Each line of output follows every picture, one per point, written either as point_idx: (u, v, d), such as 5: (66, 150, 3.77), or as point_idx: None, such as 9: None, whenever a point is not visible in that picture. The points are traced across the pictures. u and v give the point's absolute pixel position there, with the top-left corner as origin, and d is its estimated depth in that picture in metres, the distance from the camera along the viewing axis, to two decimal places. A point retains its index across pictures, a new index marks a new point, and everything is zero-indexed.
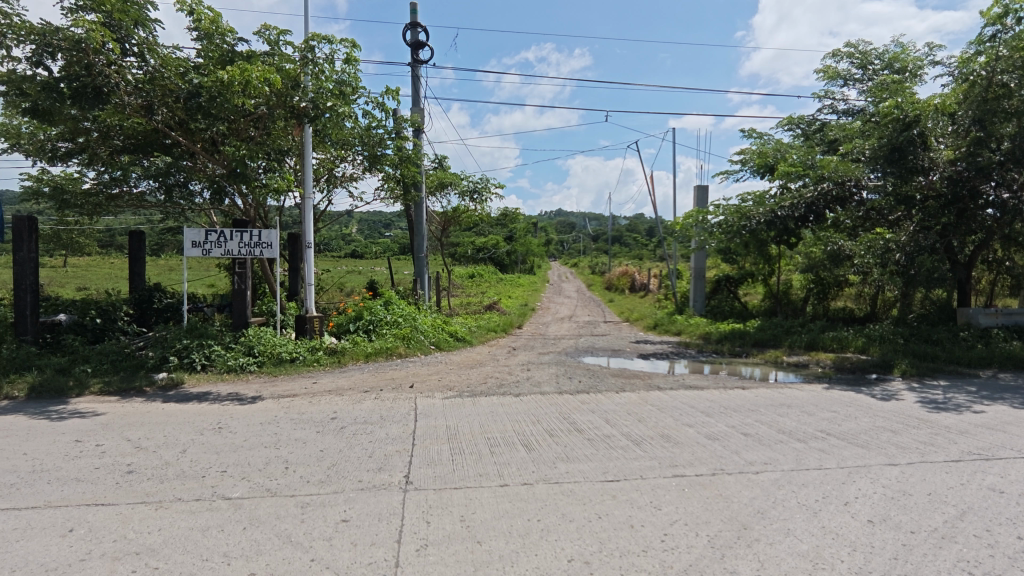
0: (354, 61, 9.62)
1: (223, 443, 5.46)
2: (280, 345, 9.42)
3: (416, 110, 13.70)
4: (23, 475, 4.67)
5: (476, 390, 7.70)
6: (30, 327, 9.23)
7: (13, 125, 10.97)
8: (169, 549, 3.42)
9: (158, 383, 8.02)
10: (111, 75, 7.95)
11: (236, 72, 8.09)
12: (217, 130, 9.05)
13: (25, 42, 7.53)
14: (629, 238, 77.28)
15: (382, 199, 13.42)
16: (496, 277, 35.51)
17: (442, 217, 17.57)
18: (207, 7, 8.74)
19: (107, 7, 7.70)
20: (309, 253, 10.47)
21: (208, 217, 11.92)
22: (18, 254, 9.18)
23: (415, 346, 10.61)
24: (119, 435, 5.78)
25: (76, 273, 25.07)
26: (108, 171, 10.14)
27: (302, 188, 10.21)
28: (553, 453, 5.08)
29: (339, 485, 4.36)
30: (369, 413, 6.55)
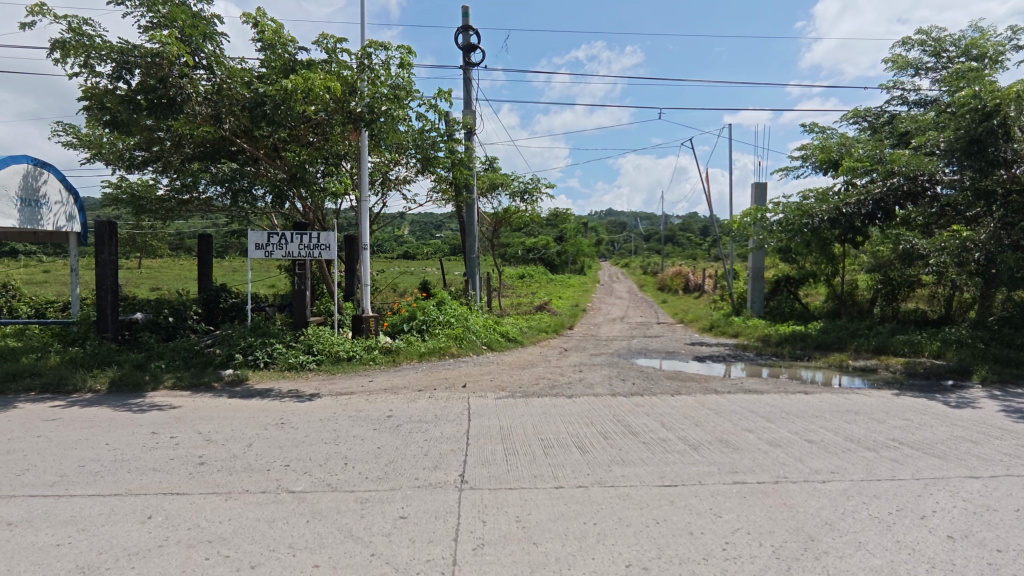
0: (409, 65, 9.80)
1: (286, 438, 5.67)
2: (338, 344, 9.71)
3: (468, 112, 13.85)
4: (106, 463, 4.99)
5: (528, 391, 7.71)
6: (111, 325, 9.89)
7: (95, 136, 11.73)
8: (238, 538, 3.57)
9: (225, 379, 8.42)
10: (184, 86, 8.38)
11: (299, 81, 8.42)
12: (279, 136, 9.43)
13: (107, 60, 8.03)
14: (682, 237, 75.65)
15: (435, 200, 13.61)
16: (546, 278, 35.53)
17: (493, 218, 17.68)
18: (270, 19, 9.11)
19: (180, 23, 8.14)
20: (365, 255, 10.75)
21: (270, 221, 12.44)
22: (100, 257, 9.81)
23: (467, 346, 10.72)
24: (191, 427, 6.10)
25: (150, 275, 26.79)
26: (178, 178, 10.70)
27: (359, 190, 10.50)
28: (607, 456, 5.02)
29: (396, 482, 4.45)
30: (423, 412, 6.67)
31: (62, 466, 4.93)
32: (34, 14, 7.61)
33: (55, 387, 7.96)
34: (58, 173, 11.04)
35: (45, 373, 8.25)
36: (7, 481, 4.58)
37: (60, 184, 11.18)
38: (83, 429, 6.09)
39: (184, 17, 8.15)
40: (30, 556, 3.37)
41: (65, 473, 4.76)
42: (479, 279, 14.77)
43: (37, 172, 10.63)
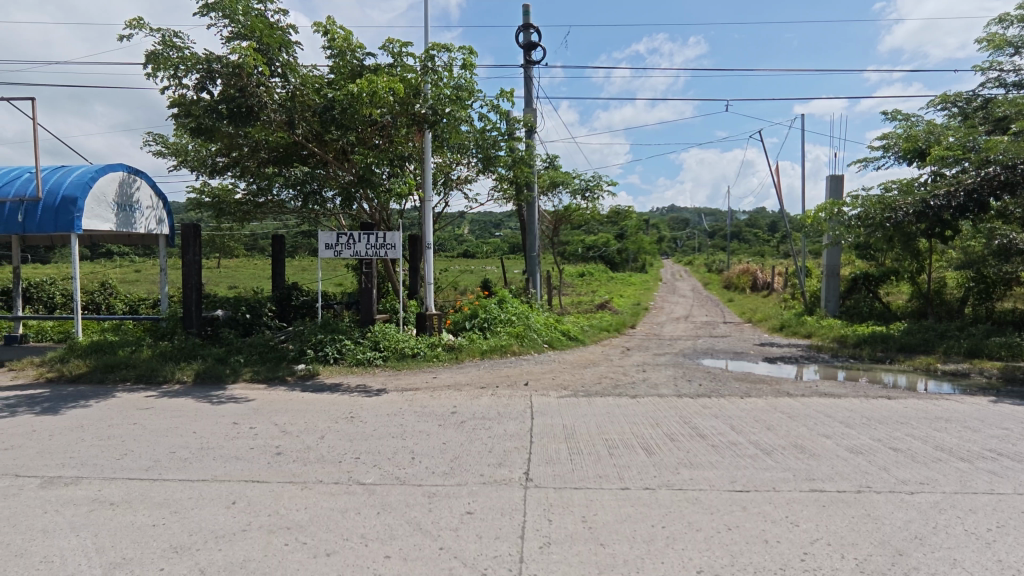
0: (471, 66, 9.92)
1: (356, 432, 5.86)
2: (403, 341, 9.96)
3: (529, 111, 13.88)
4: (193, 451, 5.33)
5: (591, 390, 7.64)
6: (195, 321, 10.56)
7: (180, 144, 12.50)
8: (314, 526, 3.73)
9: (298, 374, 8.81)
10: (261, 94, 8.82)
11: (364, 85, 8.70)
12: (347, 139, 9.76)
13: (193, 71, 8.55)
14: (749, 233, 72.89)
15: (496, 199, 13.68)
16: (607, 276, 35.07)
17: (553, 216, 17.61)
18: (339, 26, 9.42)
19: (258, 34, 8.56)
20: (429, 254, 10.95)
21: (338, 222, 12.88)
22: (186, 257, 10.50)
23: (528, 344, 10.74)
24: (268, 419, 6.43)
25: (227, 274, 28.24)
26: (254, 182, 11.25)
27: (423, 191, 10.73)
28: (675, 458, 4.91)
29: (462, 478, 4.52)
30: (487, 409, 6.73)
31: (155, 452, 5.30)
32: (132, 29, 8.20)
33: (147, 378, 8.58)
34: (149, 180, 11.87)
35: (139, 365, 8.90)
36: (109, 465, 4.97)
37: (150, 190, 12.00)
38: (172, 418, 6.53)
39: (262, 27, 8.55)
40: (130, 535, 3.64)
41: (158, 459, 5.12)
42: (539, 277, 14.77)
43: (131, 179, 11.47)
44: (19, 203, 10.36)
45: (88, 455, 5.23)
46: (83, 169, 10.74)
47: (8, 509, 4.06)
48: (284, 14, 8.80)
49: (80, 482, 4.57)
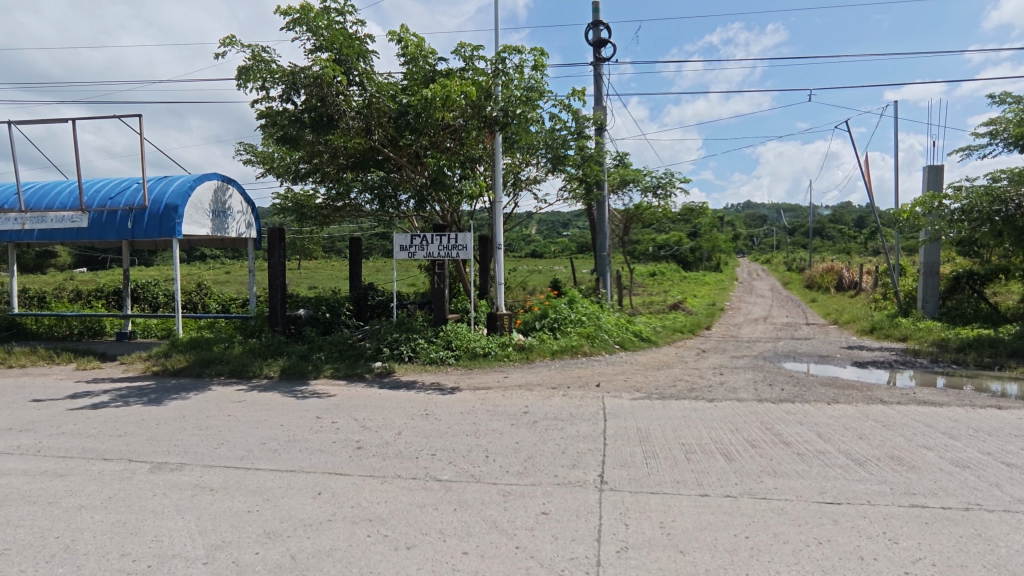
0: (542, 66, 9.94)
1: (431, 429, 6.00)
2: (474, 340, 10.10)
3: (599, 109, 13.72)
4: (281, 442, 5.64)
5: (665, 393, 7.45)
6: (280, 319, 11.21)
7: (267, 154, 13.25)
8: (395, 520, 3.84)
9: (375, 371, 9.13)
10: (340, 103, 9.20)
11: (438, 89, 8.89)
12: (421, 143, 10.02)
13: (278, 83, 9.03)
14: (833, 229, 68.77)
15: (565, 199, 13.60)
16: (680, 275, 34.09)
17: (623, 215, 17.33)
18: (413, 34, 9.69)
19: (338, 45, 8.94)
20: (499, 255, 11.03)
21: (411, 224, 13.23)
22: (272, 259, 11.16)
23: (599, 345, 10.63)
24: (348, 414, 6.70)
25: (308, 275, 29.81)
26: (333, 188, 11.73)
27: (494, 192, 10.83)
28: (757, 466, 4.70)
29: (536, 478, 4.52)
30: (559, 409, 6.72)
31: (247, 443, 5.65)
32: (226, 46, 8.79)
33: (239, 373, 9.17)
34: (239, 187, 12.67)
35: (232, 360, 9.53)
36: (207, 453, 5.35)
37: (241, 197, 12.80)
38: (262, 411, 6.94)
39: (342, 39, 8.94)
40: (228, 519, 3.90)
41: (250, 449, 5.46)
42: (609, 277, 14.59)
43: (224, 187, 12.28)
44: (129, 211, 11.32)
45: (190, 443, 5.66)
46: (182, 179, 11.61)
47: (123, 490, 4.46)
48: (362, 25, 9.15)
49: (183, 468, 4.95)
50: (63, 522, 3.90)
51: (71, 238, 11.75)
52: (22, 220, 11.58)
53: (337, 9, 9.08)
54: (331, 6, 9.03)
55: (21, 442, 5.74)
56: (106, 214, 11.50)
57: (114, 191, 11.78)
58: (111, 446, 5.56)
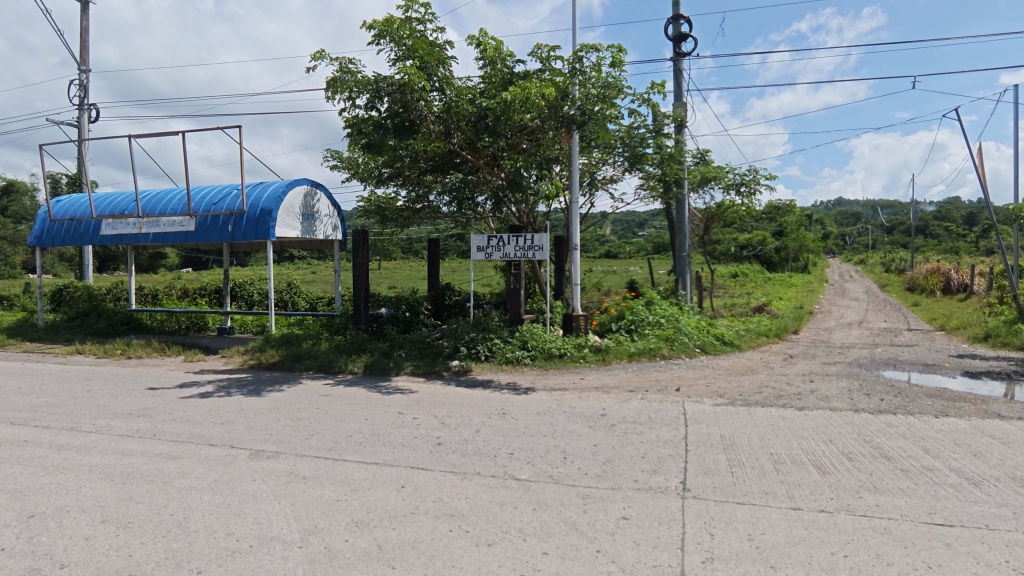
0: (621, 63, 9.80)
1: (509, 428, 6.05)
2: (550, 341, 10.10)
3: (679, 105, 13.33)
4: (366, 436, 5.88)
5: (750, 399, 7.13)
6: (363, 317, 11.70)
7: (351, 159, 13.82)
8: (475, 516, 3.91)
9: (453, 369, 9.33)
10: (421, 109, 9.47)
11: (517, 91, 8.95)
12: (499, 146, 10.12)
13: (364, 92, 9.41)
14: (938, 227, 63.28)
15: (643, 198, 13.32)
16: (764, 277, 32.53)
17: (704, 214, 16.75)
18: (491, 37, 9.79)
19: (420, 53, 9.22)
20: (576, 255, 10.94)
21: (487, 225, 13.40)
22: (357, 260, 11.69)
23: (679, 348, 10.31)
24: (428, 411, 6.88)
25: (389, 275, 30.94)
26: (414, 190, 12.07)
27: (570, 192, 10.80)
28: (855, 481, 4.39)
29: (616, 482, 4.46)
30: (637, 413, 6.59)
31: (335, 434, 5.93)
32: (316, 60, 9.28)
33: (326, 368, 9.66)
34: (327, 192, 13.34)
35: (319, 356, 10.04)
36: (299, 443, 5.67)
37: (328, 201, 13.48)
38: (347, 405, 7.27)
39: (424, 47, 9.21)
40: (320, 506, 4.11)
41: (338, 440, 5.73)
42: (689, 278, 14.16)
43: (313, 192, 12.98)
44: (230, 215, 12.19)
45: (283, 433, 6.01)
46: (276, 185, 12.35)
47: (227, 474, 4.81)
48: (442, 32, 9.37)
49: (278, 456, 5.27)
50: (176, 500, 4.26)
51: (180, 240, 12.67)
52: (139, 225, 13.02)
53: (418, 17, 9.35)
54: (413, 15, 9.31)
55: (140, 426, 6.32)
56: (210, 218, 12.42)
57: (217, 196, 12.69)
58: (216, 433, 6.02)
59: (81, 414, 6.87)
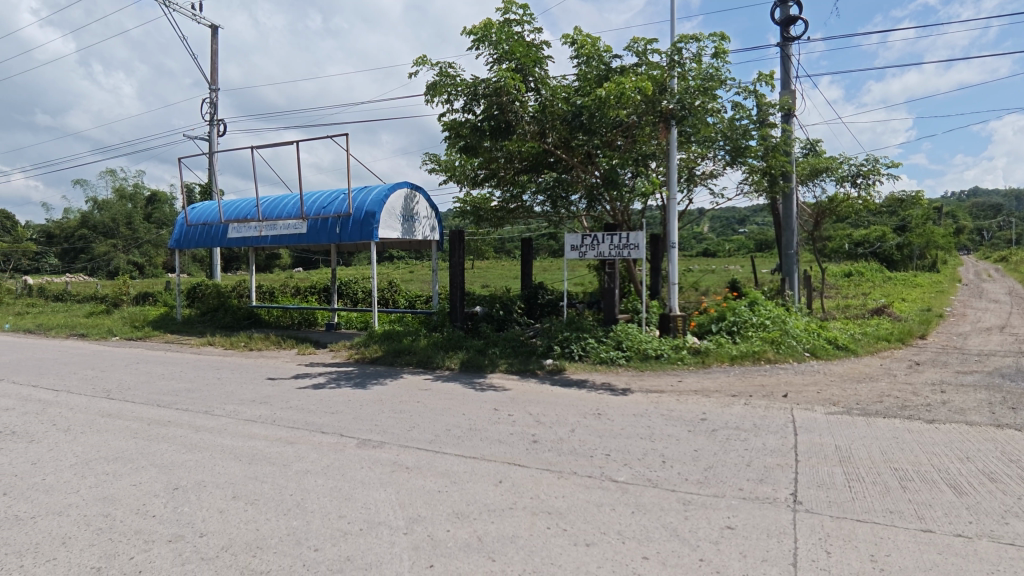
0: (724, 52, 9.40)
1: (604, 429, 5.99)
2: (646, 342, 9.87)
3: (786, 93, 12.55)
4: (464, 430, 6.04)
5: (869, 409, 6.57)
6: (459, 315, 12.01)
7: (448, 162, 14.20)
8: (573, 516, 3.90)
9: (546, 368, 9.36)
10: (517, 110, 9.60)
11: (613, 87, 8.80)
12: (594, 143, 10.02)
13: (462, 95, 9.67)
14: None
15: (747, 193, 12.66)
16: (883, 276, 29.82)
17: (814, 208, 15.67)
18: (587, 34, 9.72)
19: (516, 55, 9.34)
20: (674, 253, 10.56)
21: (581, 224, 13.32)
22: (454, 259, 12.04)
23: (786, 352, 9.69)
24: (523, 408, 6.96)
25: (483, 274, 31.61)
26: (508, 190, 12.15)
27: (667, 189, 10.47)
28: (1000, 505, 3.92)
29: (719, 490, 4.28)
30: (740, 419, 6.28)
31: (435, 428, 6.16)
32: (418, 66, 9.66)
33: (425, 364, 10.04)
34: (425, 194, 13.85)
35: (418, 352, 10.46)
36: (402, 434, 5.93)
37: (427, 203, 14.00)
38: (446, 400, 7.52)
39: (521, 49, 9.33)
40: (423, 496, 4.29)
41: (438, 434, 5.95)
42: (798, 278, 13.27)
43: (412, 195, 13.54)
44: (338, 218, 12.99)
45: (387, 424, 6.32)
46: (379, 188, 12.99)
47: (338, 460, 5.14)
48: (539, 33, 9.43)
49: (383, 446, 5.55)
50: (294, 482, 4.61)
51: (294, 242, 13.68)
52: (260, 228, 14.20)
53: (516, 19, 9.46)
54: (510, 17, 9.43)
55: (262, 412, 6.91)
56: (320, 221, 13.29)
57: (326, 201, 13.55)
58: (328, 422, 6.44)
59: (213, 399, 7.63)
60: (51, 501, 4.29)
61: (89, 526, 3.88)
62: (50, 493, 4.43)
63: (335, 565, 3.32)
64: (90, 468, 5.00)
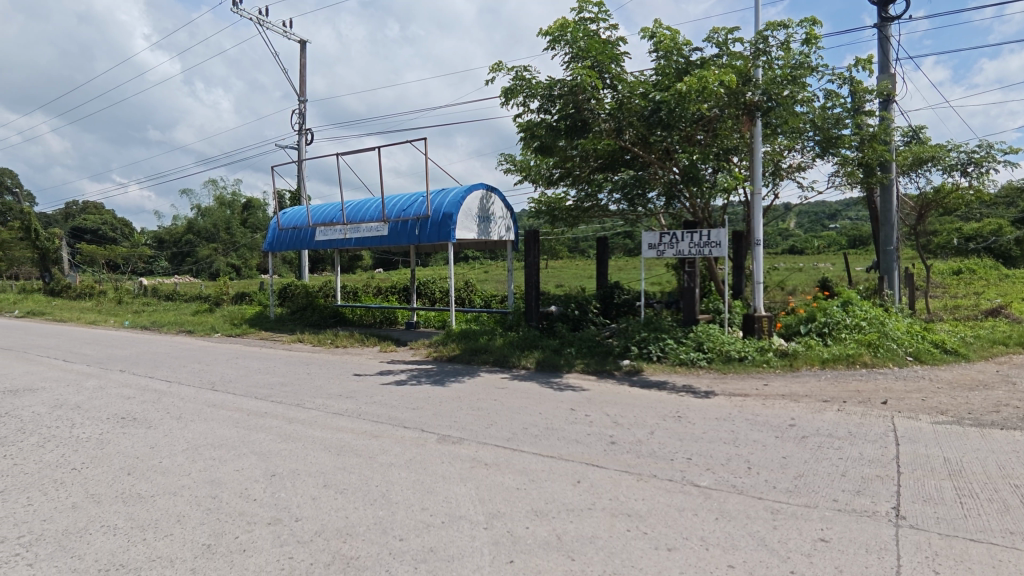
0: (815, 38, 8.88)
1: (685, 432, 5.83)
2: (729, 343, 9.51)
3: (884, 77, 11.69)
4: (541, 429, 6.08)
5: (984, 420, 5.99)
6: (534, 314, 12.10)
7: (523, 162, 14.27)
8: (654, 519, 3.83)
9: (623, 368, 9.23)
10: (593, 108, 9.52)
11: (694, 82, 8.53)
12: (672, 139, 9.73)
13: (537, 96, 9.71)
14: None
15: (839, 185, 11.91)
16: (1000, 274, 27.04)
17: (917, 201, 14.49)
18: (666, 28, 9.47)
19: (593, 54, 9.27)
20: (758, 251, 10.07)
21: (658, 221, 13.01)
22: (530, 259, 12.15)
23: (885, 355, 9.02)
24: (600, 409, 6.90)
25: (558, 274, 31.52)
26: (583, 190, 11.93)
27: (751, 183, 10.00)
28: None
29: (811, 500, 4.06)
30: (834, 426, 5.92)
31: (513, 426, 6.23)
32: (494, 72, 9.80)
33: (501, 363, 10.18)
34: (501, 195, 14.03)
35: (495, 350, 10.61)
36: (480, 431, 6.05)
37: (502, 203, 14.17)
38: (523, 399, 7.59)
39: (598, 47, 9.25)
40: (502, 492, 4.36)
41: (515, 432, 6.01)
42: (898, 276, 12.31)
43: (488, 196, 13.75)
44: (417, 220, 13.40)
45: (466, 421, 6.46)
46: (456, 189, 13.28)
47: (419, 454, 5.32)
48: (615, 29, 9.32)
49: (462, 442, 5.68)
50: (379, 473, 4.82)
51: (375, 244, 14.26)
52: (344, 231, 14.90)
53: (591, 17, 9.40)
54: (586, 16, 9.39)
55: (349, 406, 7.26)
56: (400, 224, 13.76)
57: (406, 204, 14.03)
58: (410, 417, 6.66)
59: (304, 392, 8.10)
60: (168, 482, 4.72)
61: (200, 506, 4.24)
62: (166, 475, 4.87)
63: (420, 555, 3.44)
64: (200, 453, 5.45)
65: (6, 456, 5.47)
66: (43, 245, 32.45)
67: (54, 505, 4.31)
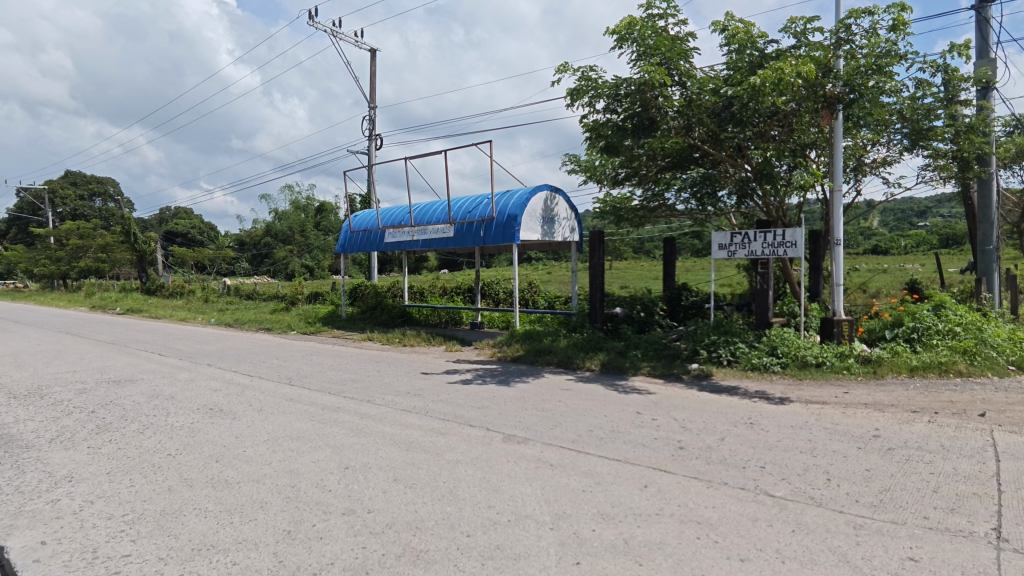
0: (904, 24, 8.32)
1: (758, 439, 5.61)
2: (805, 348, 9.06)
3: (982, 62, 10.81)
4: (607, 432, 6.01)
5: None
6: (599, 316, 11.96)
7: (588, 162, 14.16)
8: (725, 528, 3.72)
9: (692, 372, 9.00)
10: (661, 105, 9.32)
11: (769, 75, 8.19)
12: (744, 135, 9.37)
13: (603, 96, 9.62)
14: None
15: (929, 180, 11.13)
16: None
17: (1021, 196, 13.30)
18: (740, 20, 9.15)
19: (661, 51, 9.11)
20: (838, 251, 9.55)
21: (729, 220, 12.59)
22: (595, 260, 12.04)
23: (983, 364, 8.33)
24: (667, 413, 6.76)
25: (623, 274, 31.11)
26: (649, 189, 11.68)
27: (831, 180, 9.51)
28: None
29: (898, 516, 3.81)
30: (925, 438, 5.52)
31: (577, 428, 6.20)
32: (560, 73, 9.78)
33: (565, 364, 10.17)
34: (565, 196, 14.00)
35: (559, 351, 10.60)
36: (545, 432, 6.07)
37: (567, 204, 14.11)
38: (587, 401, 7.54)
39: (666, 44, 9.08)
40: (568, 494, 4.35)
41: (580, 434, 5.98)
42: (998, 277, 11.35)
43: (553, 197, 13.74)
44: (483, 221, 13.56)
45: (531, 422, 6.50)
46: (521, 191, 13.34)
47: (485, 453, 5.39)
48: (684, 25, 9.11)
49: (528, 442, 5.71)
50: (447, 470, 4.93)
51: (442, 246, 14.55)
52: (412, 232, 15.28)
53: (659, 13, 9.23)
54: (654, 12, 9.22)
55: (417, 403, 7.46)
56: (466, 225, 13.97)
57: (472, 205, 14.24)
58: (476, 416, 6.77)
59: (374, 389, 8.40)
60: (251, 470, 5.02)
61: (280, 494, 4.48)
62: (249, 463, 5.18)
63: (487, 552, 3.50)
64: (280, 444, 5.76)
65: (111, 440, 5.99)
66: (141, 247, 35.29)
67: (153, 487, 4.68)
